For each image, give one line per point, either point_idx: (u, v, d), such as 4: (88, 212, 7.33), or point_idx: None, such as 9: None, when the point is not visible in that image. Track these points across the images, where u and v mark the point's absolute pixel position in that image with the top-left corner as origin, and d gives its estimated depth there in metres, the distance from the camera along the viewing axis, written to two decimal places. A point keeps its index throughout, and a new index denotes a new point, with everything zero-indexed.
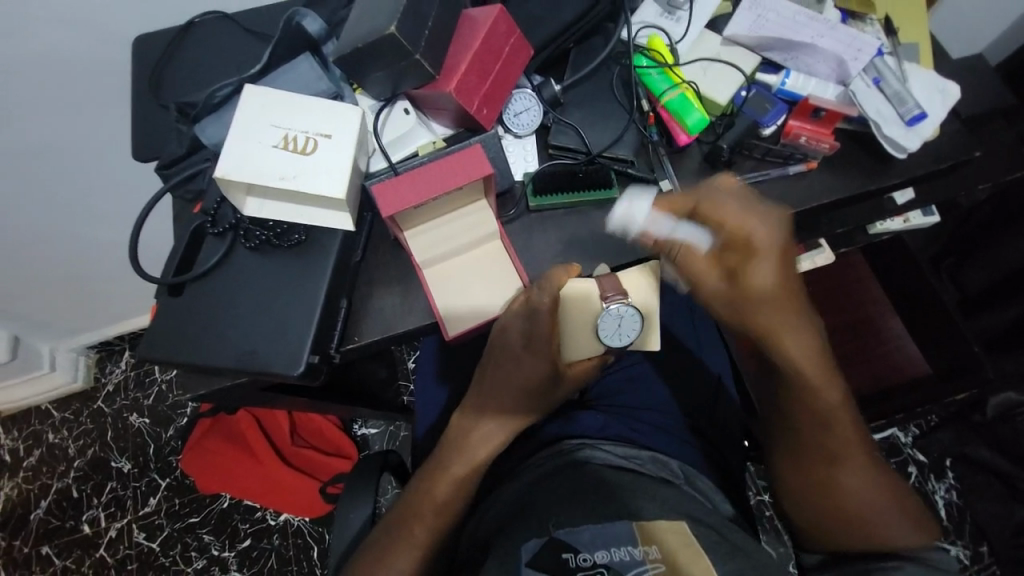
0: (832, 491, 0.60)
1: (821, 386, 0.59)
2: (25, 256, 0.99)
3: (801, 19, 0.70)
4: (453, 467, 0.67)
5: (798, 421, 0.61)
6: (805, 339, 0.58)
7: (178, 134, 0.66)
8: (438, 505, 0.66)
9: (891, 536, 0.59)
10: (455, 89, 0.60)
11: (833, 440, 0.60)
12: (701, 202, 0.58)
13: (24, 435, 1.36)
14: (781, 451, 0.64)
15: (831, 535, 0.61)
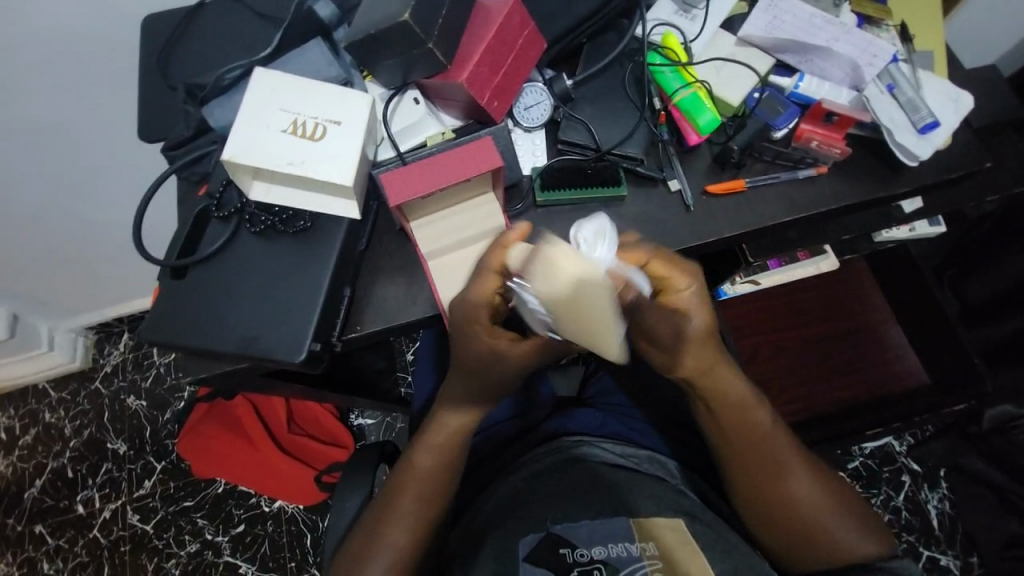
0: (788, 512, 0.63)
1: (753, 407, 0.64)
2: (29, 234, 0.99)
3: (817, 22, 0.70)
4: (432, 439, 0.69)
5: (740, 446, 0.64)
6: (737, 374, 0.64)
7: (184, 115, 0.65)
8: (421, 473, 0.68)
9: (851, 546, 0.63)
10: (466, 80, 0.59)
11: (775, 458, 0.64)
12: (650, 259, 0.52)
13: (21, 414, 1.35)
14: (732, 479, 0.66)
15: (799, 554, 0.64)
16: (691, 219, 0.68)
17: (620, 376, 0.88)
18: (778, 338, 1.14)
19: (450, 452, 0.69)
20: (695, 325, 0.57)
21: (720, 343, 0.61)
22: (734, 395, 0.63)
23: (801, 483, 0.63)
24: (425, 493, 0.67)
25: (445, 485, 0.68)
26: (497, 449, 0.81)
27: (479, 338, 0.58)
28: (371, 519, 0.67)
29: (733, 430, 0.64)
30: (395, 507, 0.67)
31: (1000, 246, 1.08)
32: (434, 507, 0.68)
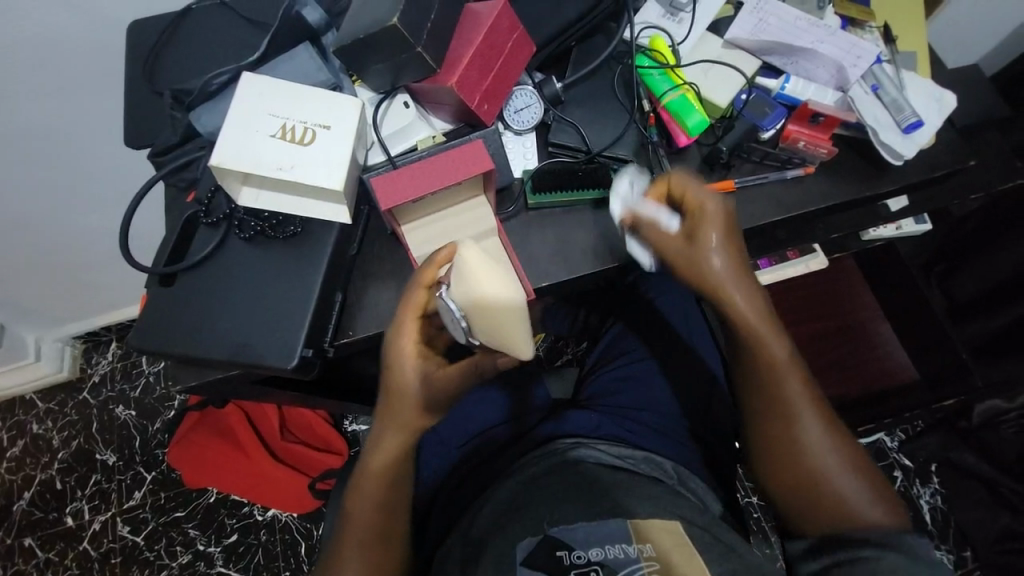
0: (799, 462, 0.62)
1: (772, 342, 0.62)
2: (14, 242, 0.97)
3: (801, 24, 0.71)
4: (364, 484, 0.64)
5: (752, 375, 0.64)
6: (762, 305, 0.63)
7: (171, 121, 0.65)
8: (360, 523, 0.63)
9: (859, 509, 0.60)
10: (456, 84, 0.59)
11: (791, 402, 0.63)
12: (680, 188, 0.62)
13: (6, 426, 1.33)
14: (748, 417, 0.66)
15: (807, 515, 0.63)
16: None
17: (615, 377, 0.88)
18: None
19: (385, 497, 0.64)
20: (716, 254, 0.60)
21: (746, 271, 0.61)
22: (756, 331, 0.62)
23: (814, 430, 0.62)
24: (366, 541, 0.63)
25: (385, 531, 0.64)
26: (494, 453, 0.81)
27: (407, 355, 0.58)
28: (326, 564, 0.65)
29: (751, 368, 0.64)
30: (340, 558, 0.63)
31: (984, 243, 1.10)
32: (385, 551, 0.64)
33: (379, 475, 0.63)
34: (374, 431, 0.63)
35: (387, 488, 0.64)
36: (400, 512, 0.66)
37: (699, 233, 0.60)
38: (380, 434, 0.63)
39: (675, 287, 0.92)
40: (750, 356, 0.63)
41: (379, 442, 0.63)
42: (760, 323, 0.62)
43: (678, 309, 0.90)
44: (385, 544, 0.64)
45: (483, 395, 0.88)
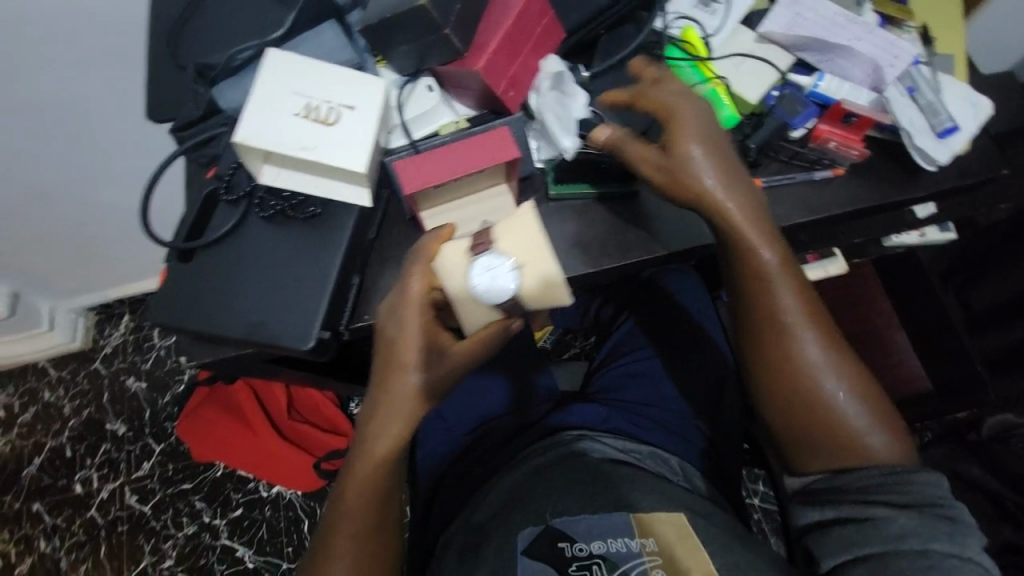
0: (799, 388, 0.59)
1: (767, 261, 0.59)
2: (32, 211, 0.98)
3: (839, 20, 0.68)
4: (358, 470, 0.61)
5: (752, 303, 0.61)
6: (753, 222, 0.59)
7: (193, 95, 0.64)
8: (353, 512, 0.61)
9: (865, 436, 0.58)
10: (483, 68, 0.58)
11: (793, 324, 0.59)
12: (635, 95, 0.61)
13: (19, 392, 1.35)
14: (746, 345, 0.63)
15: (806, 445, 0.60)
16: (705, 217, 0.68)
17: (627, 373, 0.87)
18: None
19: (377, 486, 0.61)
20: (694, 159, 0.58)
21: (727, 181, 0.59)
22: (754, 248, 0.59)
23: (817, 356, 0.59)
24: (359, 529, 0.61)
25: (379, 519, 0.63)
26: (500, 443, 0.80)
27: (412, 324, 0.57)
28: (314, 555, 0.63)
29: (750, 287, 0.61)
30: (330, 548, 0.61)
31: (1008, 255, 1.08)
32: (377, 540, 0.63)
33: (377, 463, 0.60)
34: (366, 418, 0.61)
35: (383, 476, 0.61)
36: (393, 501, 0.64)
37: (676, 146, 0.59)
38: (373, 419, 0.60)
39: (690, 285, 0.91)
40: (748, 276, 0.60)
41: (379, 432, 0.60)
42: (761, 238, 0.59)
43: (693, 307, 0.89)
44: (377, 533, 0.63)
45: (485, 384, 0.85)
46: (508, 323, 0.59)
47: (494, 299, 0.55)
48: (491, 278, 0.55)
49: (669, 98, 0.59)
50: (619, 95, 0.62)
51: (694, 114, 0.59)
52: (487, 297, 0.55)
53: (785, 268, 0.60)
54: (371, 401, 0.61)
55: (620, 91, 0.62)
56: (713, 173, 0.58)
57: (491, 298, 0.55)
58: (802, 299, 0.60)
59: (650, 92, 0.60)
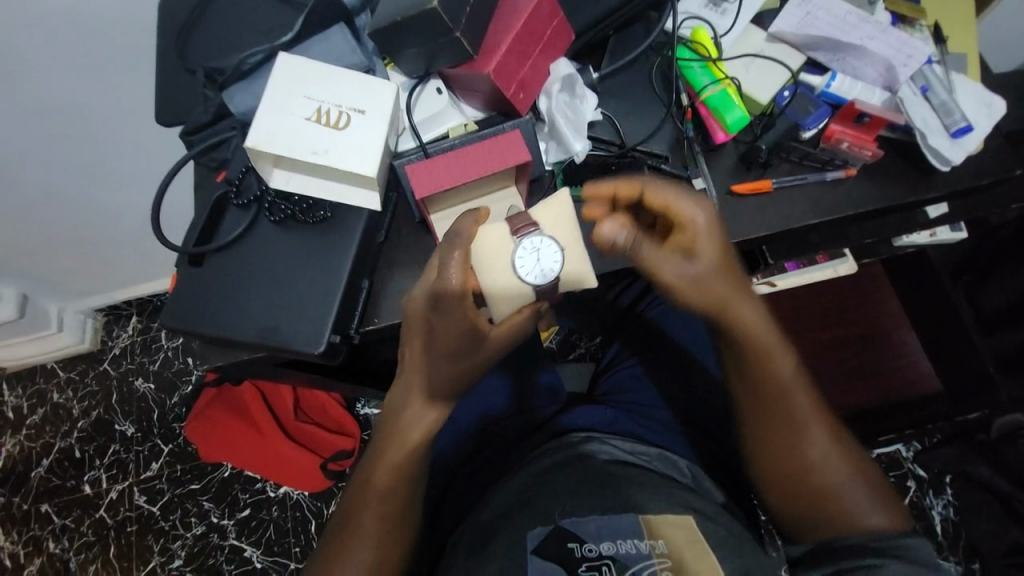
0: (797, 471, 0.64)
1: (776, 356, 0.64)
2: (40, 215, 0.98)
3: (851, 19, 0.68)
4: (387, 454, 0.64)
5: (759, 392, 0.65)
6: (760, 317, 0.63)
7: (202, 99, 0.64)
8: (380, 495, 0.64)
9: (862, 512, 0.63)
10: (493, 71, 0.57)
11: (793, 412, 0.65)
12: (647, 191, 0.58)
13: (28, 393, 1.36)
14: (748, 431, 0.67)
15: (805, 520, 0.65)
16: None
17: (635, 375, 0.87)
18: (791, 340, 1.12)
19: (407, 470, 0.64)
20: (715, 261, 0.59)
21: (736, 280, 0.61)
22: (758, 337, 0.63)
23: (821, 444, 0.64)
24: (385, 512, 0.64)
25: (405, 505, 0.64)
26: (509, 444, 0.80)
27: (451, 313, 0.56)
28: (335, 538, 0.65)
29: (752, 377, 0.65)
30: (358, 526, 0.64)
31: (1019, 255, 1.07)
32: (401, 526, 0.64)
33: (409, 448, 0.64)
34: (396, 404, 0.65)
35: (412, 461, 0.64)
36: (417, 488, 0.66)
37: (695, 252, 0.58)
38: (402, 405, 0.64)
39: None
40: (749, 370, 0.65)
41: (414, 417, 0.64)
42: (763, 332, 0.63)
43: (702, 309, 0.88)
44: (401, 518, 0.64)
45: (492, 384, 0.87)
46: (542, 304, 0.59)
47: (537, 279, 0.57)
48: (537, 260, 0.58)
49: (680, 200, 0.57)
50: (604, 188, 0.58)
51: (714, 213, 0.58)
52: (531, 277, 0.58)
53: (795, 362, 0.66)
54: (399, 387, 0.65)
55: (628, 184, 0.57)
56: (729, 279, 0.60)
57: (535, 279, 0.57)
58: (805, 390, 0.66)
59: (665, 189, 0.57)
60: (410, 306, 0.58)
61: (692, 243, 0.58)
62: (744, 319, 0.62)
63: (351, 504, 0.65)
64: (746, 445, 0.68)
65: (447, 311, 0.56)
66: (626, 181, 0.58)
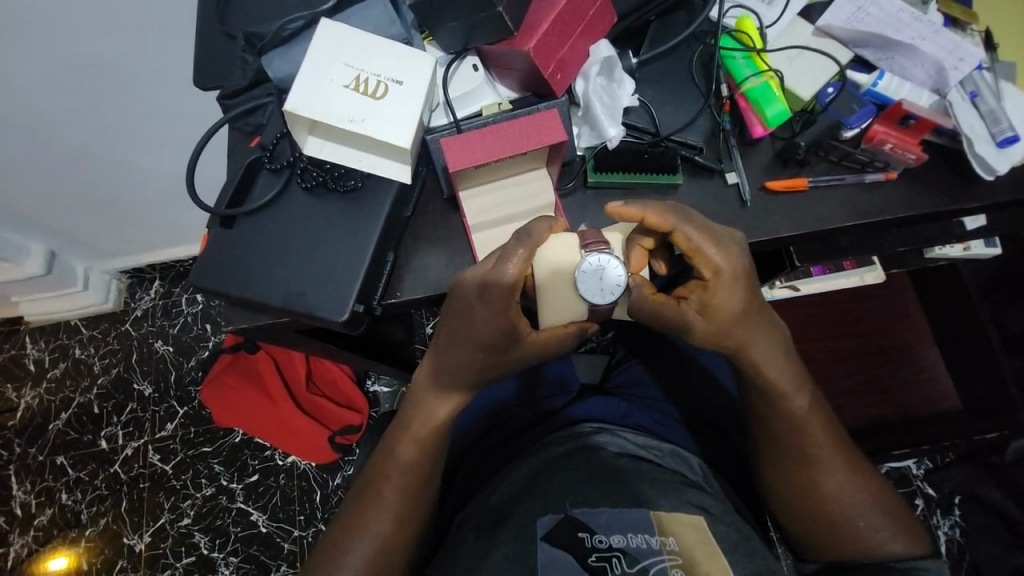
0: (814, 500, 0.64)
1: (789, 391, 0.63)
2: (74, 173, 1.00)
3: (904, 17, 0.65)
4: (412, 428, 0.66)
5: (774, 426, 0.65)
6: (778, 353, 0.62)
7: (241, 63, 0.64)
8: (402, 466, 0.65)
9: (881, 542, 0.63)
10: (533, 49, 0.56)
11: (809, 448, 0.64)
12: (676, 232, 0.56)
13: (50, 347, 1.40)
14: (767, 463, 0.67)
15: (824, 543, 0.65)
16: (746, 215, 0.66)
17: (647, 368, 0.87)
18: (808, 347, 1.10)
19: (431, 446, 0.65)
20: (745, 302, 0.58)
21: (761, 317, 0.60)
22: (769, 377, 0.62)
23: (838, 478, 0.64)
24: (406, 484, 0.65)
25: (426, 477, 0.66)
26: (519, 429, 0.80)
27: (494, 311, 0.56)
28: (353, 508, 0.66)
29: (770, 411, 0.64)
30: (381, 496, 0.64)
31: None
32: (416, 499, 0.65)
33: (435, 424, 0.65)
34: (423, 384, 0.66)
35: (434, 439, 0.66)
36: (438, 461, 0.67)
37: (711, 300, 0.57)
38: (429, 384, 0.66)
39: None
40: (763, 404, 0.65)
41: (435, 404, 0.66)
42: (778, 373, 0.62)
43: None
44: (419, 492, 0.65)
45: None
46: (588, 326, 0.61)
47: (597, 299, 0.58)
48: (598, 282, 0.58)
49: (704, 247, 0.55)
50: (632, 212, 0.57)
51: (743, 260, 0.57)
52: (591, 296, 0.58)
53: (811, 396, 0.64)
54: (429, 366, 0.66)
55: (661, 219, 0.55)
56: (752, 319, 0.59)
57: (595, 300, 0.58)
58: (821, 422, 0.65)
59: (690, 235, 0.55)
60: (456, 286, 0.58)
61: (713, 294, 0.57)
62: (763, 358, 0.61)
63: (371, 475, 0.66)
64: (762, 471, 0.68)
65: (491, 301, 0.56)
66: (659, 212, 0.56)
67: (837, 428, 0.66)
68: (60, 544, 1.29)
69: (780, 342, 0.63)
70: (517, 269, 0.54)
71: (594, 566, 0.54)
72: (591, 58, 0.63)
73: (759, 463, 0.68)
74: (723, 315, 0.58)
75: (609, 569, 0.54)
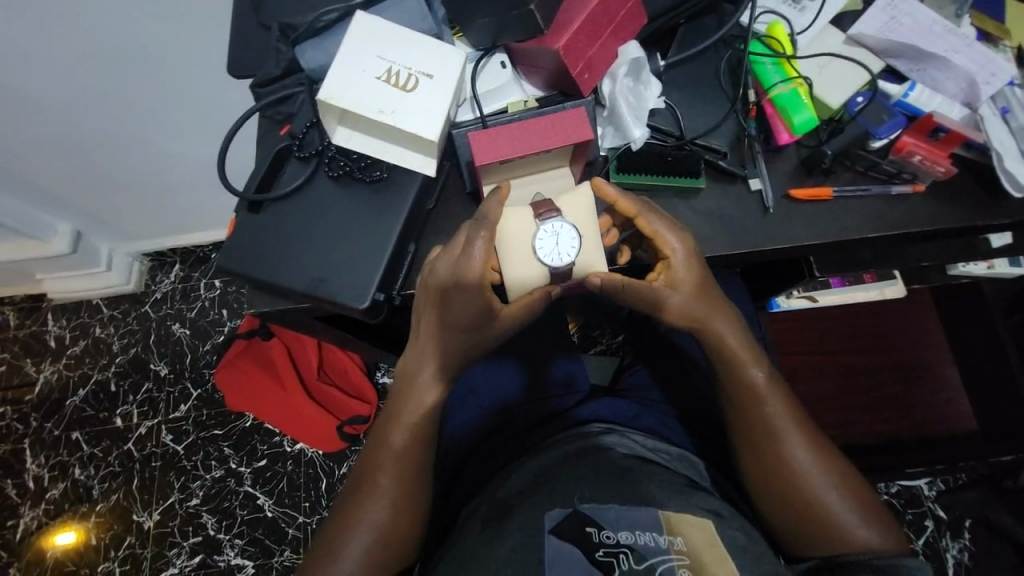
0: (792, 488, 0.62)
1: (746, 359, 0.65)
2: (104, 154, 1.03)
3: (937, 29, 0.66)
4: (403, 415, 0.65)
5: (734, 395, 0.65)
6: (735, 326, 0.65)
7: (275, 53, 0.66)
8: (396, 452, 0.65)
9: (854, 527, 0.60)
10: (563, 47, 0.57)
11: (773, 419, 0.63)
12: (640, 214, 0.60)
13: (72, 325, 1.43)
14: (740, 442, 0.65)
15: (807, 540, 0.61)
16: (767, 222, 0.66)
17: (658, 372, 0.87)
18: (822, 360, 1.09)
19: (423, 430, 0.66)
20: (701, 275, 0.61)
21: (714, 294, 0.64)
22: (728, 346, 0.65)
23: (801, 453, 0.62)
24: (401, 470, 0.65)
25: (419, 461, 0.66)
26: (528, 426, 0.81)
27: (468, 293, 0.59)
28: (351, 498, 0.66)
29: (726, 379, 0.65)
30: (377, 484, 0.64)
31: None
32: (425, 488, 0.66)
33: (426, 409, 0.65)
34: (405, 372, 0.66)
35: (426, 422, 0.66)
36: (431, 444, 0.68)
37: (679, 275, 0.60)
38: (416, 369, 0.65)
39: (737, 292, 0.89)
40: (735, 386, 0.65)
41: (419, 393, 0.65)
42: (738, 341, 0.65)
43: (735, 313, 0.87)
44: (415, 478, 0.65)
45: (503, 369, 0.88)
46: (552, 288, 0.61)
47: (553, 262, 0.59)
48: (555, 243, 0.59)
49: (664, 230, 0.59)
50: (609, 192, 0.59)
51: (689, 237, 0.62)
52: (548, 260, 0.59)
53: (767, 366, 0.66)
54: (413, 352, 0.65)
55: (627, 204, 0.59)
56: (707, 300, 0.63)
57: (551, 262, 0.59)
58: (780, 392, 0.65)
59: (652, 218, 0.59)
60: (428, 274, 0.60)
61: (676, 270, 0.60)
62: (717, 328, 0.64)
63: (366, 464, 0.66)
64: (738, 459, 0.66)
65: (466, 286, 0.58)
66: (627, 199, 0.60)
67: (803, 411, 0.65)
68: (70, 518, 1.32)
69: (736, 315, 0.67)
70: (483, 251, 0.56)
71: (602, 561, 0.53)
72: (619, 59, 0.64)
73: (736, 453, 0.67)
74: (688, 288, 0.61)
75: (616, 565, 0.53)
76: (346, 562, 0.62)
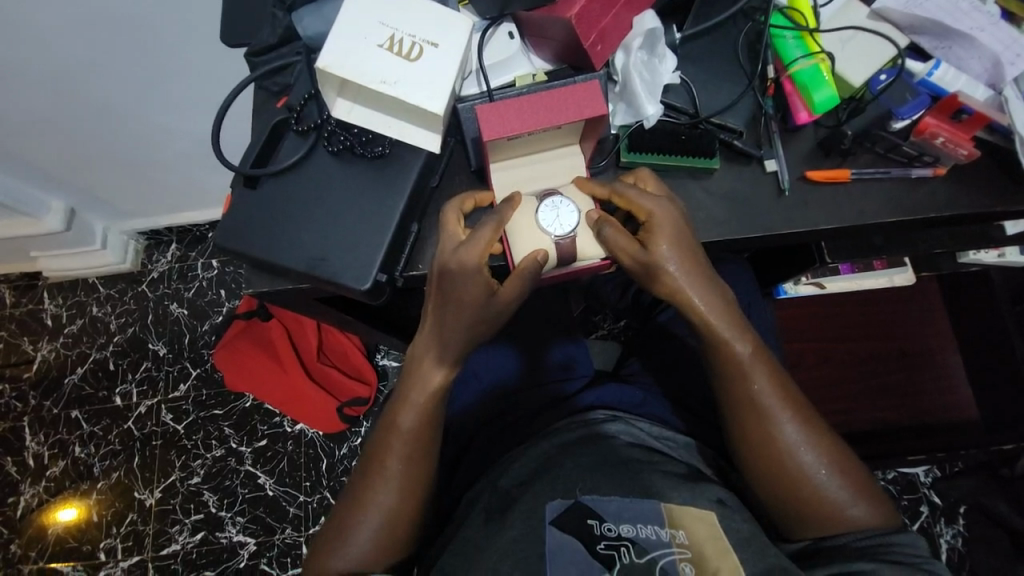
0: (782, 469, 0.61)
1: (730, 336, 0.62)
2: (95, 130, 0.99)
3: (964, 5, 0.61)
4: (413, 396, 0.64)
5: (721, 375, 0.64)
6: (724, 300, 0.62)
7: (271, 20, 0.62)
8: (404, 434, 0.64)
9: (844, 505, 0.60)
10: (575, 16, 0.54)
11: (762, 399, 0.62)
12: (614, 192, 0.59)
13: (68, 304, 1.41)
14: (731, 426, 0.64)
15: (797, 521, 0.61)
16: (783, 206, 0.64)
17: (661, 358, 0.86)
18: (825, 347, 1.08)
19: (430, 412, 0.64)
20: (687, 237, 0.59)
21: (702, 265, 0.61)
22: (715, 323, 0.62)
23: (793, 435, 0.61)
24: (410, 452, 0.64)
25: (428, 445, 0.65)
26: (533, 412, 0.80)
27: (474, 277, 0.57)
28: (359, 483, 0.65)
29: (711, 359, 0.64)
30: (385, 468, 0.64)
31: None
32: (424, 472, 0.65)
33: (432, 389, 0.64)
34: (417, 351, 0.64)
35: (432, 406, 0.64)
36: (439, 430, 0.66)
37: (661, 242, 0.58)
38: (421, 352, 0.64)
39: (745, 278, 0.87)
40: (720, 365, 0.63)
41: (422, 376, 0.64)
42: (724, 318, 0.62)
43: (743, 298, 0.85)
44: (423, 461, 0.65)
45: (503, 352, 0.87)
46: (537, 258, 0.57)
47: (558, 232, 0.60)
48: (557, 216, 0.60)
49: (637, 196, 0.58)
50: (587, 187, 0.61)
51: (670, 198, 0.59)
52: (553, 230, 0.60)
53: (756, 342, 0.63)
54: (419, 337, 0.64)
55: (600, 185, 0.60)
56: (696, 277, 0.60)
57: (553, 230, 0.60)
58: (769, 365, 0.63)
59: (624, 189, 0.59)
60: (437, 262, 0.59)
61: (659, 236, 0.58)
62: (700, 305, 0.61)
63: (374, 448, 0.65)
64: (729, 442, 0.65)
65: (467, 271, 0.57)
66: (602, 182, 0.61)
67: (793, 386, 0.64)
68: (71, 495, 1.33)
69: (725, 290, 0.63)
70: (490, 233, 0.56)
71: (603, 554, 0.54)
72: (631, 30, 0.61)
73: (727, 435, 0.65)
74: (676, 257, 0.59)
75: (617, 558, 0.54)
76: (354, 546, 0.62)
